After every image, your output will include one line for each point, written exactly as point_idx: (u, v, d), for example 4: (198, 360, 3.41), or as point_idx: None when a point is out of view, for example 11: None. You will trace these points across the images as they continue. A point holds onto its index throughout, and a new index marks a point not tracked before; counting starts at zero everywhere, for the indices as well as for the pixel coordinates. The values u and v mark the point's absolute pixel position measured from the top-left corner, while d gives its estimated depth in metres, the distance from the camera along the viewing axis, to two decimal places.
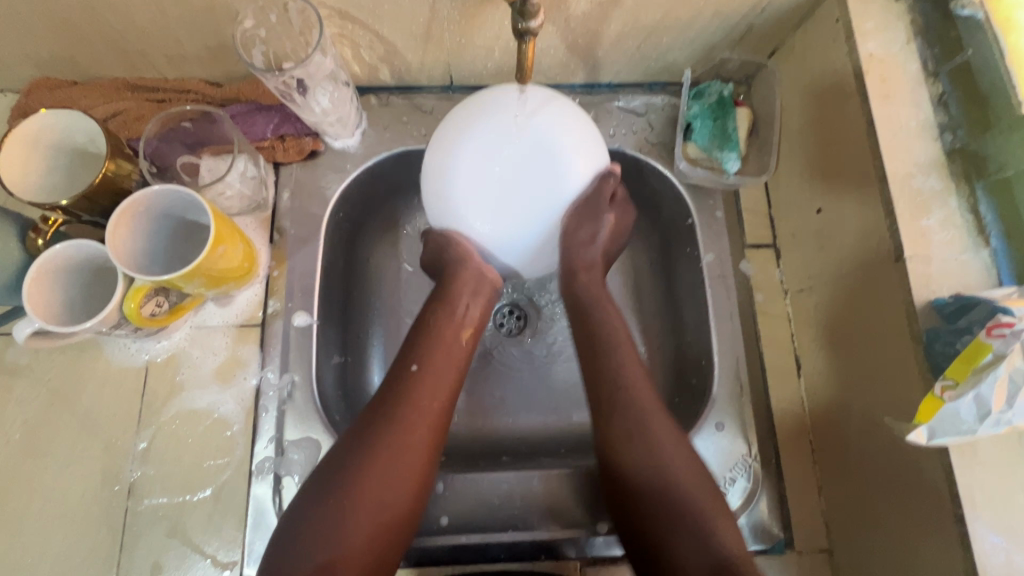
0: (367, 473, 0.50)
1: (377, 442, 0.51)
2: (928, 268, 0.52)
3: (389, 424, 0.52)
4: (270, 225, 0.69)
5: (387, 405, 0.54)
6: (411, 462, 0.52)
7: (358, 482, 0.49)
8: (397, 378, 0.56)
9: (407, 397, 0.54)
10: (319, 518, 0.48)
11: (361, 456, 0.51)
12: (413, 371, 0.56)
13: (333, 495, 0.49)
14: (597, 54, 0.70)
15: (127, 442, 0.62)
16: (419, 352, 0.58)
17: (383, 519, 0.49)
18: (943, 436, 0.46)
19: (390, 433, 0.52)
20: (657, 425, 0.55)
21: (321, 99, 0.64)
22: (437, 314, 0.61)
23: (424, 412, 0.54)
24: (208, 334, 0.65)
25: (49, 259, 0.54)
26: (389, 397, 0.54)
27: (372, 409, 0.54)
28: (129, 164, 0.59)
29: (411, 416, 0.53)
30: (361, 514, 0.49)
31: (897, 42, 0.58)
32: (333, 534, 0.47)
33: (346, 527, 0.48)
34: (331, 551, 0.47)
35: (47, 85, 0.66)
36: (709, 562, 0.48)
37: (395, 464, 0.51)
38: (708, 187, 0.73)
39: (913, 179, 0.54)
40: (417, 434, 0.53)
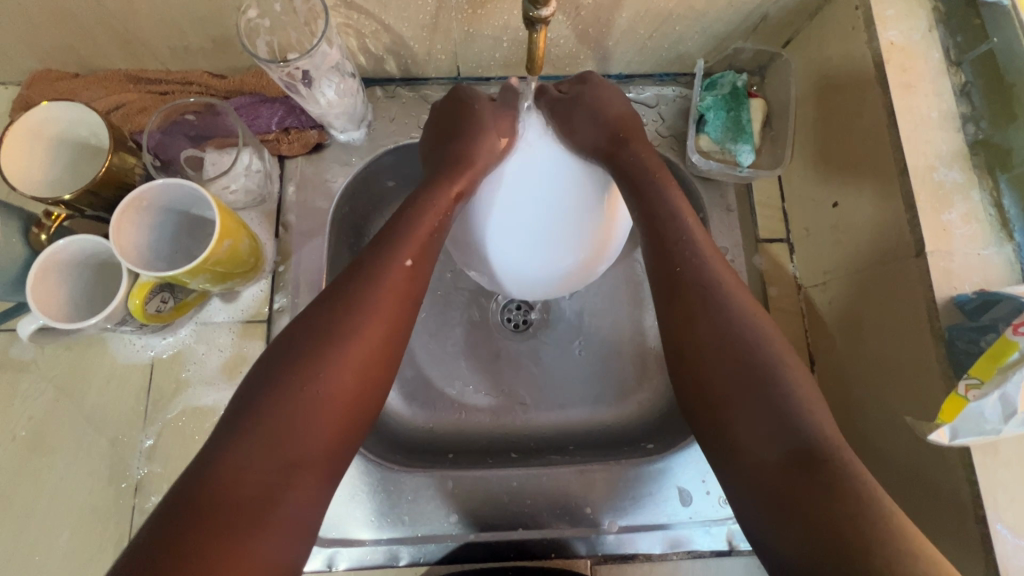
0: (334, 361, 0.45)
1: (349, 332, 0.46)
2: (949, 264, 0.50)
3: (359, 312, 0.47)
4: (275, 220, 0.68)
5: (362, 292, 0.48)
6: (374, 351, 0.47)
7: (321, 370, 0.44)
8: (376, 264, 0.50)
9: (385, 286, 0.49)
10: (273, 408, 0.42)
11: (324, 346, 0.45)
12: (406, 266, 0.50)
13: (293, 383, 0.43)
14: (608, 44, 0.68)
15: (134, 438, 0.61)
16: (410, 244, 0.52)
17: (346, 409, 0.45)
18: (966, 436, 0.45)
19: (361, 321, 0.47)
20: (749, 330, 0.47)
21: (326, 91, 0.62)
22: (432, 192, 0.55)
23: (395, 304, 0.49)
24: (214, 330, 0.65)
25: (52, 255, 0.53)
26: (363, 284, 0.49)
27: (342, 295, 0.48)
28: (132, 158, 0.58)
29: (381, 305, 0.48)
30: (323, 404, 0.43)
31: (918, 30, 0.56)
32: (290, 428, 0.42)
33: (304, 417, 0.42)
34: (287, 441, 0.41)
35: (49, 77, 0.65)
36: (799, 442, 0.41)
37: (361, 355, 0.46)
38: (720, 180, 0.72)
39: (935, 172, 0.53)
40: (387, 326, 0.48)
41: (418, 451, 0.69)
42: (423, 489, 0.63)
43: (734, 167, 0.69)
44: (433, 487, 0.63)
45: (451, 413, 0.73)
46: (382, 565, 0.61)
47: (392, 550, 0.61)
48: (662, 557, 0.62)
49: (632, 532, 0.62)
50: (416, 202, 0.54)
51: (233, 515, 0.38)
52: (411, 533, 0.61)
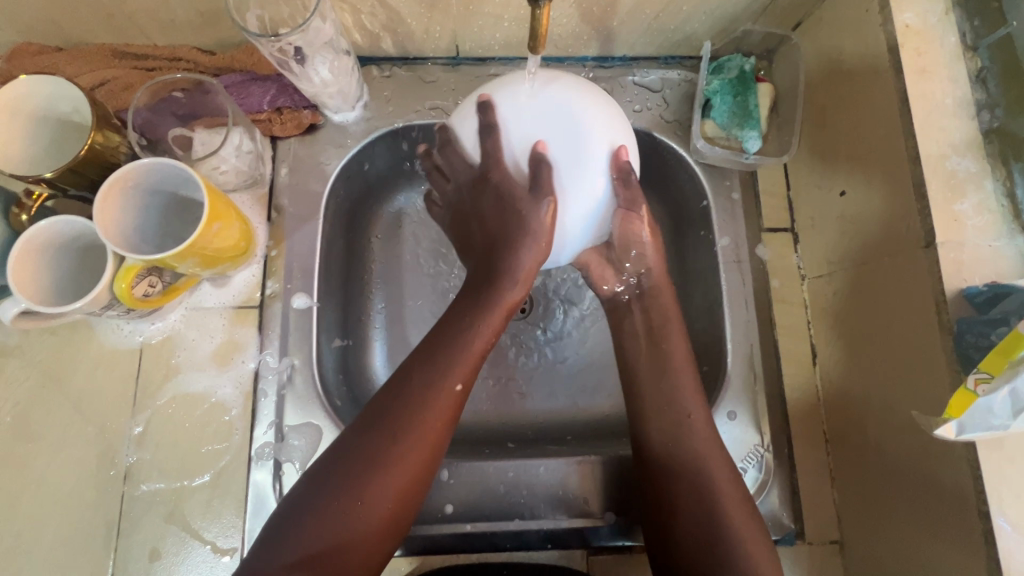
0: (380, 484, 0.46)
1: (396, 449, 0.47)
2: (960, 255, 0.49)
3: (414, 414, 0.49)
4: (268, 202, 0.66)
5: (411, 386, 0.50)
6: (420, 453, 0.48)
7: (370, 489, 0.46)
8: (427, 382, 0.50)
9: (429, 410, 0.49)
10: (324, 502, 0.45)
11: (374, 444, 0.47)
12: (454, 388, 0.51)
13: (344, 497, 0.45)
14: (612, 24, 0.66)
15: (123, 425, 0.60)
16: (452, 334, 0.53)
17: (389, 523, 0.47)
18: (973, 432, 0.44)
19: (405, 444, 0.48)
20: (701, 440, 0.55)
21: (321, 69, 0.60)
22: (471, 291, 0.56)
23: (440, 421, 0.49)
24: (204, 315, 0.63)
25: (34, 236, 0.51)
26: (412, 380, 0.50)
27: (392, 391, 0.50)
28: (116, 135, 0.56)
29: (430, 424, 0.49)
30: (361, 519, 0.45)
31: (935, 12, 0.54)
32: (337, 519, 0.45)
33: (347, 530, 0.45)
34: (337, 545, 0.44)
35: (30, 50, 0.62)
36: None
37: (408, 467, 0.47)
38: (725, 168, 0.70)
39: (947, 161, 0.51)
40: (431, 439, 0.49)
41: None
42: None
43: (740, 153, 0.67)
44: None
45: None
46: None
47: None
48: None
49: (631, 524, 0.61)
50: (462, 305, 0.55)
51: None
52: None
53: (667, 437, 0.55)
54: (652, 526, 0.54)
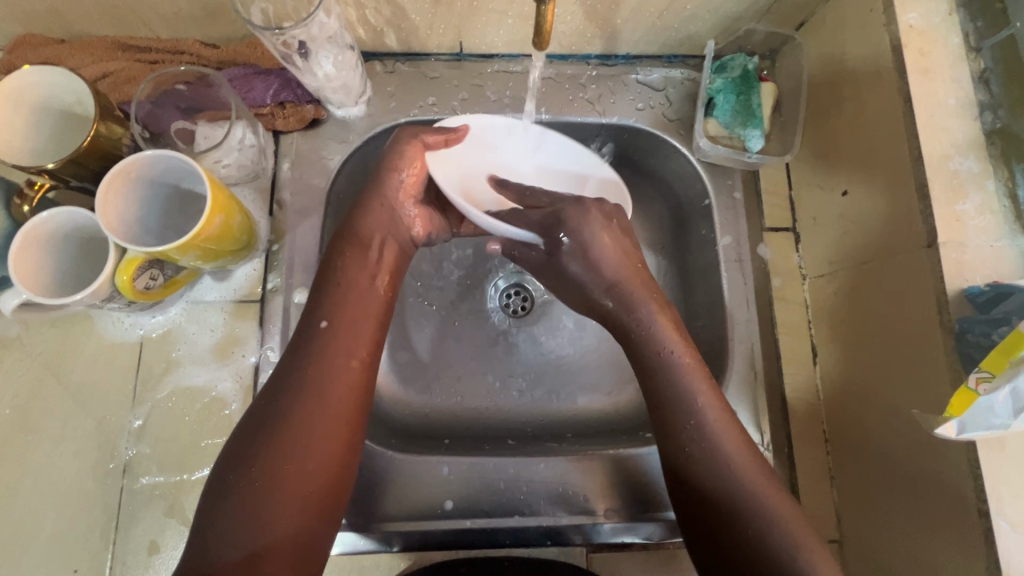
0: (285, 449, 0.45)
1: (290, 413, 0.46)
2: (961, 255, 0.49)
3: (304, 398, 0.47)
4: (270, 197, 0.66)
5: (300, 369, 0.48)
6: (326, 433, 0.46)
7: (273, 458, 0.44)
8: (306, 338, 0.50)
9: (319, 361, 0.48)
10: (235, 501, 0.43)
11: (274, 433, 0.45)
12: (324, 328, 0.50)
13: (246, 472, 0.44)
14: (616, 22, 0.66)
15: (122, 418, 0.60)
16: (332, 307, 0.51)
17: (311, 491, 0.45)
18: (974, 431, 0.44)
19: (298, 404, 0.46)
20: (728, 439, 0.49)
21: (324, 63, 0.60)
22: (345, 266, 0.54)
23: (338, 375, 0.48)
24: (205, 309, 0.63)
25: (36, 227, 0.51)
26: (296, 363, 0.48)
27: (279, 378, 0.48)
28: (119, 128, 0.56)
29: (320, 380, 0.48)
30: (277, 492, 0.44)
31: (938, 13, 0.54)
32: (257, 513, 0.43)
33: (264, 503, 0.43)
34: (254, 526, 0.42)
35: (31, 42, 0.62)
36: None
37: (309, 427, 0.46)
38: (727, 167, 0.70)
39: (950, 161, 0.51)
40: (330, 393, 0.47)
41: (413, 436, 0.67)
42: (419, 474, 0.62)
43: (743, 152, 0.68)
44: (429, 472, 0.62)
45: (447, 397, 0.71)
46: (376, 550, 0.61)
47: (386, 536, 0.60)
48: (659, 546, 0.62)
49: (631, 522, 0.61)
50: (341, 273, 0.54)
51: None
52: (406, 519, 0.60)
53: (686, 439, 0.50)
54: (702, 542, 0.47)
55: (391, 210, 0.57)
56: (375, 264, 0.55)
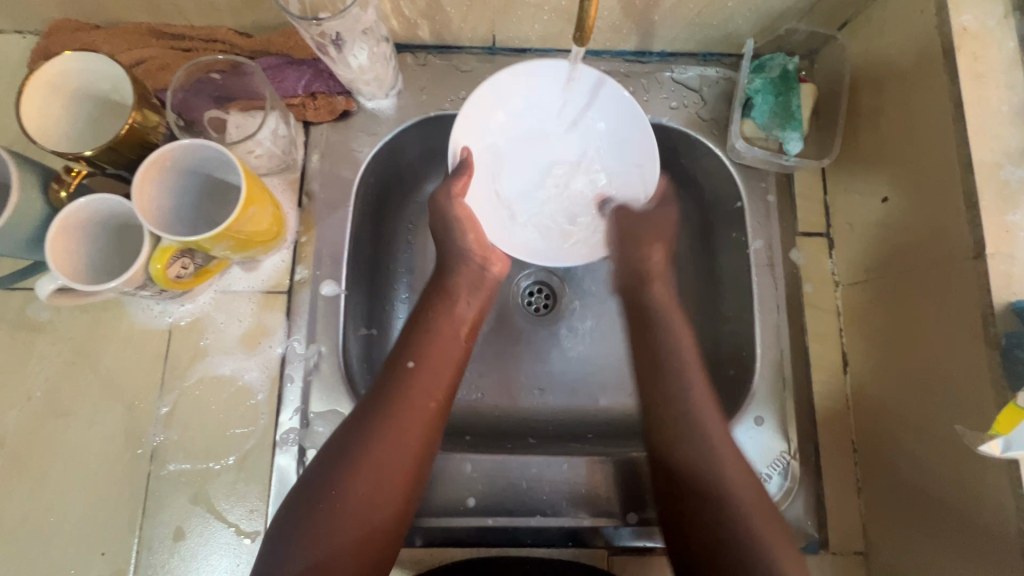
0: (357, 480, 0.47)
1: (368, 447, 0.48)
2: (1010, 268, 0.48)
3: (379, 428, 0.49)
4: (299, 188, 0.66)
5: (380, 405, 0.50)
6: (399, 469, 0.48)
7: (346, 487, 0.46)
8: (391, 377, 0.52)
9: (399, 401, 0.50)
10: (308, 520, 0.45)
11: (351, 460, 0.47)
12: (410, 370, 0.52)
13: (318, 496, 0.46)
14: (654, 19, 0.64)
15: (150, 405, 0.60)
16: (417, 348, 0.54)
17: (376, 523, 0.46)
18: (1020, 448, 0.43)
19: (377, 439, 0.48)
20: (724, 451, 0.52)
21: (359, 55, 0.59)
22: (438, 317, 0.57)
23: (415, 417, 0.50)
24: (234, 299, 0.63)
25: (72, 213, 0.51)
26: (379, 396, 0.51)
27: (362, 409, 0.50)
28: (155, 116, 0.55)
29: (398, 419, 0.49)
30: (346, 518, 0.45)
31: (995, 15, 0.52)
32: (326, 536, 0.44)
33: (332, 526, 0.45)
34: (324, 542, 0.44)
35: (69, 28, 0.63)
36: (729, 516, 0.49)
37: (384, 457, 0.48)
38: (762, 169, 0.69)
39: (1001, 170, 0.49)
40: (410, 432, 0.49)
41: None
42: (442, 470, 0.62)
43: (780, 155, 0.66)
44: (451, 469, 0.62)
45: (468, 394, 0.71)
46: None
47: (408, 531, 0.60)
48: None
49: (653, 525, 0.61)
50: (426, 316, 0.58)
51: None
52: (427, 515, 0.60)
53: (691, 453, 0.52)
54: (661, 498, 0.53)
55: (479, 267, 0.62)
56: (461, 317, 0.59)
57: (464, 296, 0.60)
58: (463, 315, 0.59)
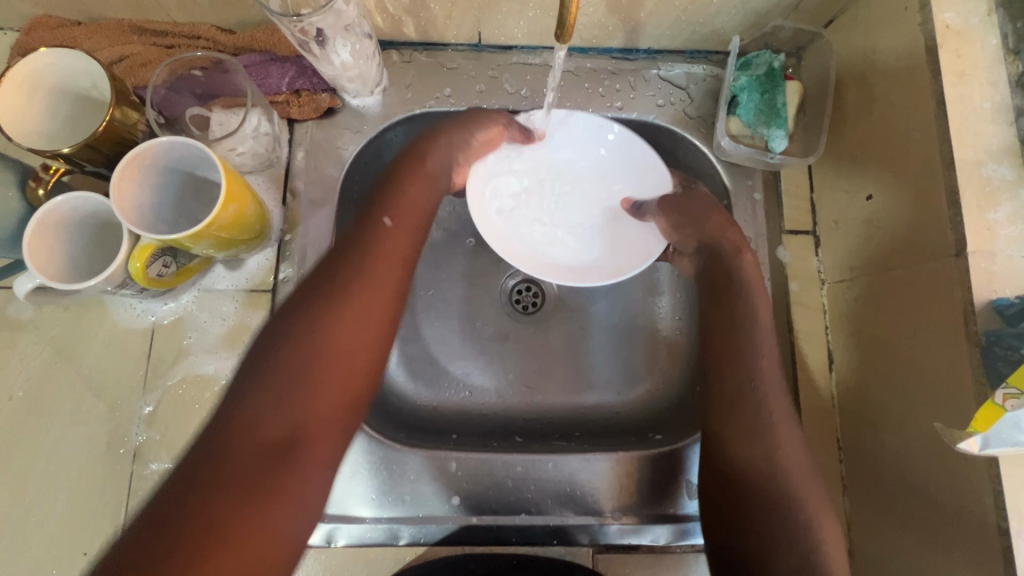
0: (333, 318, 0.47)
1: (320, 331, 0.47)
2: (990, 265, 0.48)
3: (352, 273, 0.50)
4: (283, 186, 0.66)
5: (354, 256, 0.51)
6: (369, 298, 0.49)
7: (323, 326, 0.47)
8: (365, 232, 0.53)
9: (377, 253, 0.52)
10: (270, 370, 0.44)
11: (320, 304, 0.48)
12: (386, 226, 0.53)
13: (289, 339, 0.46)
14: (639, 15, 0.64)
15: (133, 404, 0.60)
16: (393, 207, 0.55)
17: (347, 363, 0.47)
18: (998, 446, 0.43)
19: (359, 285, 0.49)
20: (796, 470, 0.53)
21: (341, 52, 0.59)
22: (410, 176, 0.58)
23: (392, 267, 0.52)
24: (217, 298, 0.63)
25: (49, 212, 0.50)
26: (354, 244, 0.52)
27: (333, 261, 0.51)
28: (134, 113, 0.55)
29: (379, 264, 0.51)
30: (319, 346, 0.46)
31: (977, 12, 0.52)
32: (299, 366, 0.45)
33: (310, 357, 0.45)
34: (301, 373, 0.45)
35: (49, 24, 0.62)
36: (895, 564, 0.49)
37: (361, 313, 0.49)
38: (748, 167, 0.69)
39: (983, 167, 0.50)
40: (381, 285, 0.50)
41: (421, 431, 0.67)
42: (427, 469, 0.61)
43: (766, 152, 0.66)
44: (437, 468, 0.62)
45: (455, 392, 0.71)
46: (381, 543, 0.60)
47: (393, 529, 0.60)
48: (665, 550, 0.62)
49: (638, 524, 0.61)
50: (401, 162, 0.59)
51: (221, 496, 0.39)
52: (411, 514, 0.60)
53: (765, 477, 0.53)
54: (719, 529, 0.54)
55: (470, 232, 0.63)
56: (433, 177, 0.59)
57: (437, 155, 0.60)
58: (438, 170, 0.60)
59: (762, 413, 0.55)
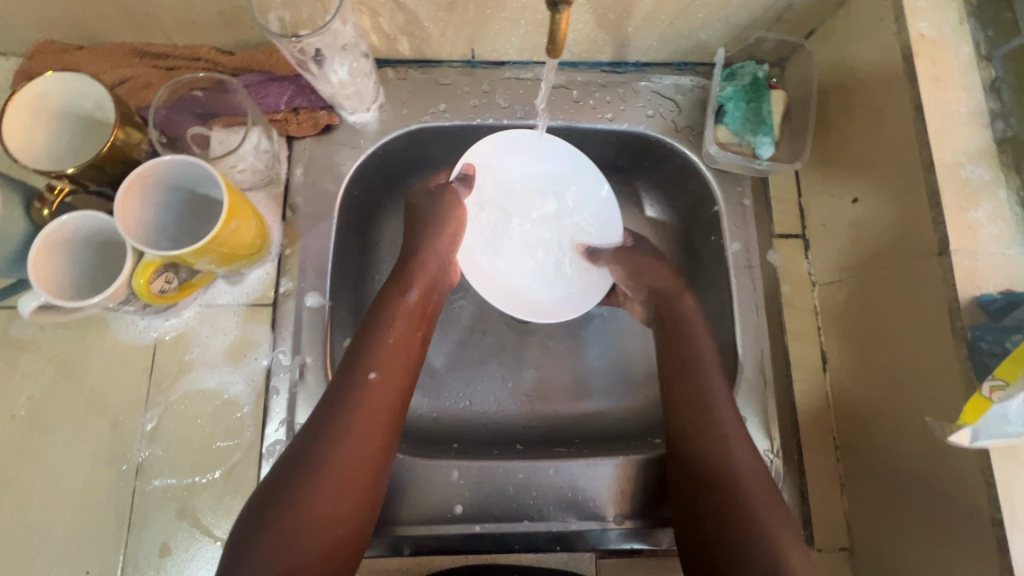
0: (315, 489, 0.47)
1: (314, 492, 0.47)
2: (973, 263, 0.49)
3: (338, 437, 0.50)
4: (282, 202, 0.67)
5: (338, 418, 0.50)
6: (359, 466, 0.49)
7: (305, 499, 0.47)
8: (348, 385, 0.52)
9: (359, 412, 0.51)
10: (264, 541, 0.45)
11: (308, 473, 0.48)
12: (370, 381, 0.53)
13: (272, 514, 0.46)
14: (627, 30, 0.66)
15: (135, 421, 0.60)
16: (377, 359, 0.54)
17: (336, 532, 0.48)
18: (987, 439, 0.44)
19: (341, 445, 0.49)
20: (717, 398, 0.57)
21: (339, 71, 0.60)
22: (392, 312, 0.58)
23: (377, 420, 0.52)
24: (218, 313, 0.63)
25: (54, 231, 0.51)
26: (337, 406, 0.51)
27: (318, 421, 0.51)
28: (137, 133, 0.56)
29: (363, 420, 0.51)
30: (309, 527, 0.46)
31: (950, 22, 0.55)
32: (287, 543, 0.45)
33: (295, 534, 0.45)
34: (286, 554, 0.45)
35: (52, 48, 0.64)
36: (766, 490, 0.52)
37: (349, 478, 0.49)
38: (737, 174, 0.70)
39: (962, 169, 0.51)
40: (368, 444, 0.50)
41: (423, 441, 0.67)
42: (429, 479, 0.62)
43: (753, 159, 0.68)
44: (439, 476, 0.62)
45: (456, 402, 0.72)
46: (385, 554, 0.61)
47: (395, 541, 0.61)
48: (667, 552, 0.63)
49: (641, 526, 0.62)
50: (382, 301, 0.59)
51: None
52: (416, 523, 0.60)
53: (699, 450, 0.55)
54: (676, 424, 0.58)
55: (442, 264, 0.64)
56: (418, 313, 0.59)
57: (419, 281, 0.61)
58: (417, 305, 0.60)
59: (724, 440, 0.55)
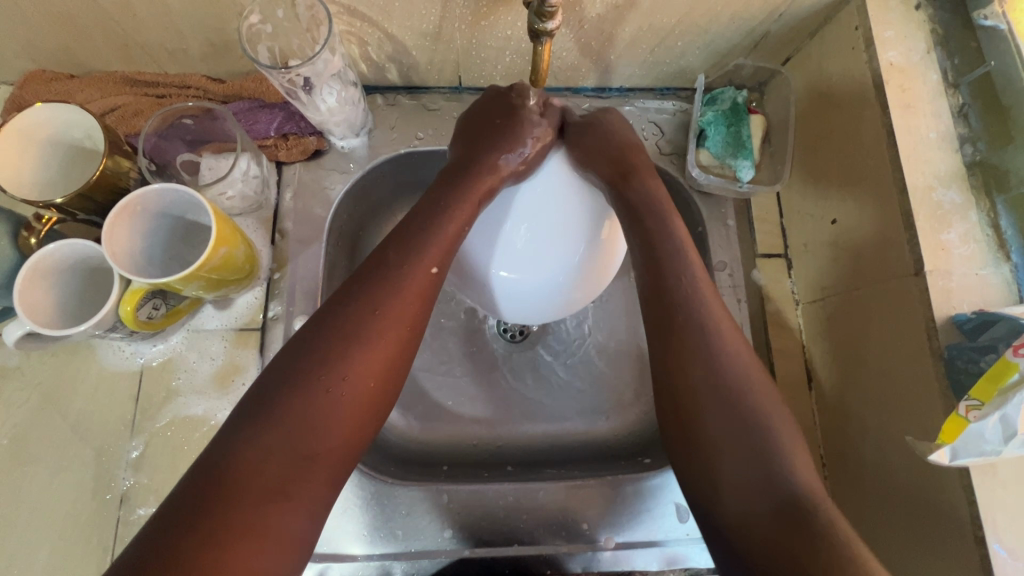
0: (346, 367, 0.42)
1: (339, 380, 0.42)
2: (948, 283, 0.51)
3: (373, 320, 0.44)
4: (272, 226, 0.67)
5: (384, 291, 0.46)
6: (387, 356, 0.44)
7: (329, 374, 0.42)
8: (401, 265, 0.47)
9: (402, 297, 0.46)
10: (280, 407, 0.40)
11: (337, 345, 0.43)
12: (429, 274, 0.47)
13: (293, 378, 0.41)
14: (610, 57, 0.68)
15: (119, 449, 0.60)
16: (438, 249, 0.48)
17: (357, 415, 0.43)
18: (966, 457, 0.45)
19: (381, 329, 0.44)
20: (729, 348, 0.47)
21: (328, 98, 0.62)
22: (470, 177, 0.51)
23: (417, 310, 0.47)
24: (205, 338, 0.63)
25: (40, 259, 0.51)
26: (379, 282, 0.46)
27: (357, 288, 0.46)
28: (127, 161, 0.57)
29: (406, 314, 0.46)
30: (332, 410, 0.41)
31: (917, 51, 0.57)
32: (304, 426, 0.40)
33: (315, 416, 0.41)
34: (305, 440, 0.40)
35: (43, 78, 0.64)
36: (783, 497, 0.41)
37: (379, 370, 0.44)
38: (720, 196, 0.72)
39: (934, 192, 0.53)
40: (402, 337, 0.45)
41: (411, 463, 0.67)
42: (418, 504, 0.61)
43: (734, 182, 0.69)
44: (428, 500, 0.62)
45: (447, 426, 0.71)
46: None
47: (383, 565, 0.60)
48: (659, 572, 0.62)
49: (631, 548, 0.61)
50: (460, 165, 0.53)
51: (227, 519, 0.36)
52: (403, 548, 0.60)
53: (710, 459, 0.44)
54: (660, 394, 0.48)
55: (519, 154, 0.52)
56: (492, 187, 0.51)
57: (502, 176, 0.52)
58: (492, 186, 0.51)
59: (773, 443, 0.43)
